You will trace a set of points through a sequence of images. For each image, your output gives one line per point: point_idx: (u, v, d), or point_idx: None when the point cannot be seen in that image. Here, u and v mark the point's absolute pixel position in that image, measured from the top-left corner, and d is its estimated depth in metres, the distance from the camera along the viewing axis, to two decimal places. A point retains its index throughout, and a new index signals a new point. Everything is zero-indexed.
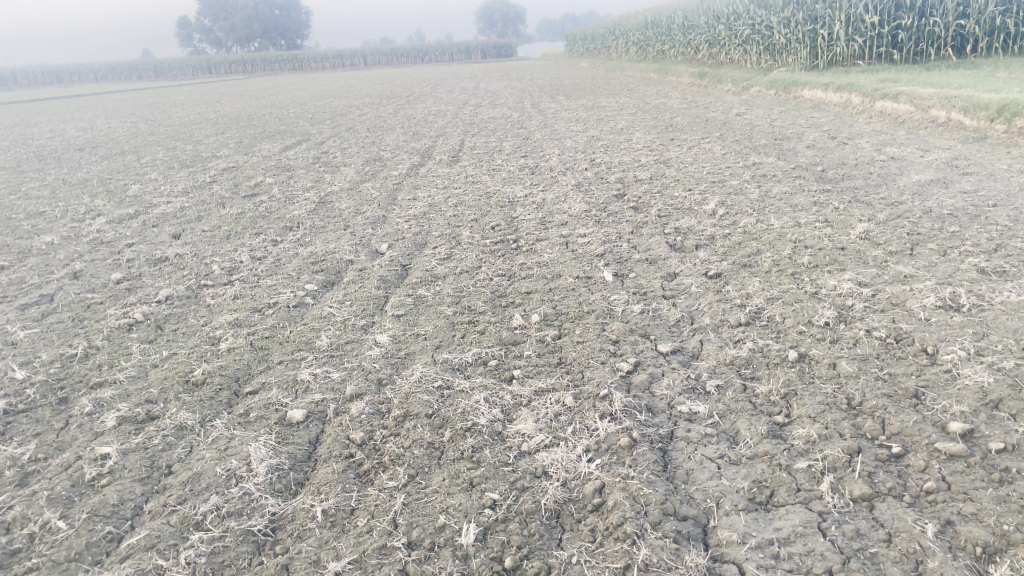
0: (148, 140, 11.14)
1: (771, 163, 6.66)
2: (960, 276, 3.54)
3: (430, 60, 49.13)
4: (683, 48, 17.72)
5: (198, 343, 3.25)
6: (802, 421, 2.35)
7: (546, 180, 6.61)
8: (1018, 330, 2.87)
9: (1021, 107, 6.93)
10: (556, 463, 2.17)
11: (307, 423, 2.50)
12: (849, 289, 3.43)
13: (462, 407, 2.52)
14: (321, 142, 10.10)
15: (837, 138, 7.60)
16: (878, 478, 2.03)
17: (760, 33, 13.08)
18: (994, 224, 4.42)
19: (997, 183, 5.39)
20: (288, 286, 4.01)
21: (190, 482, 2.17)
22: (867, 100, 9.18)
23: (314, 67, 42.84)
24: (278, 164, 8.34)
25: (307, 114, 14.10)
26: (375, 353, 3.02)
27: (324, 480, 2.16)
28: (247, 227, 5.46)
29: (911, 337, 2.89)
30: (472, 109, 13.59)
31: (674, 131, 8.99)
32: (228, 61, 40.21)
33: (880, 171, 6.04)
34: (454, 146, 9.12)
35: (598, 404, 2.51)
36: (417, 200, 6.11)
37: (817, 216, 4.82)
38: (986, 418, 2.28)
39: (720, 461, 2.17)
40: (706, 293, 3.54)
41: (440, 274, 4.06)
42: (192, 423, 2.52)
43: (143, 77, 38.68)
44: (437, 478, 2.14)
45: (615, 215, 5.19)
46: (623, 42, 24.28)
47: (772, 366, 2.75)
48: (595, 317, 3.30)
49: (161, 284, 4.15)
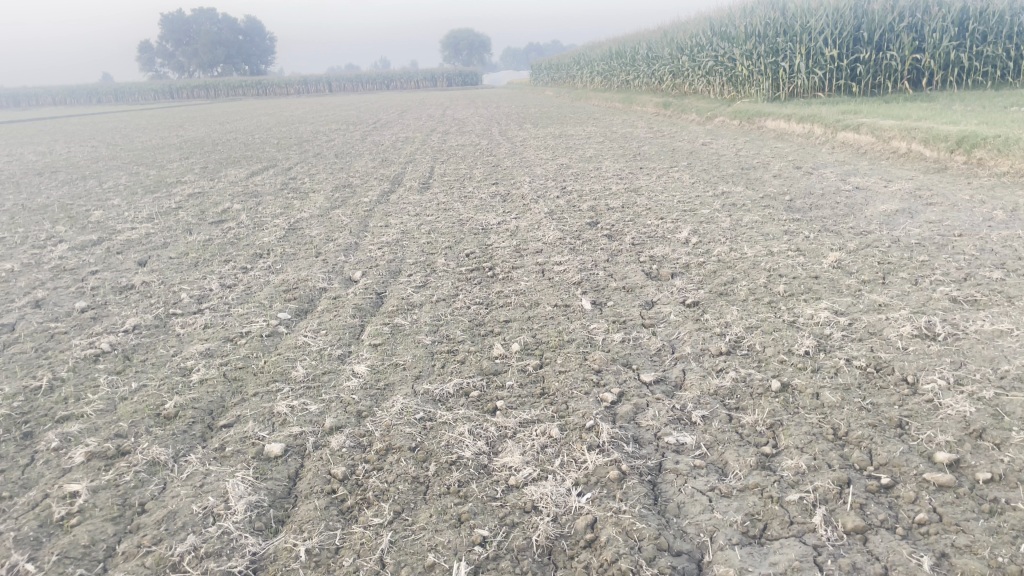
0: (110, 165, 10.94)
1: (740, 192, 6.73)
2: (933, 305, 3.59)
3: (396, 87, 49.25)
4: (648, 78, 17.97)
5: (169, 374, 3.16)
6: (790, 452, 2.34)
7: (518, 207, 6.61)
8: (994, 358, 2.91)
9: (980, 139, 7.12)
10: (546, 497, 2.13)
11: (286, 458, 2.42)
12: (826, 318, 3.46)
13: (446, 439, 2.47)
14: (288, 168, 10.01)
15: (803, 168, 7.72)
16: (870, 510, 2.02)
17: (723, 64, 13.31)
18: (962, 253, 4.50)
19: (961, 213, 5.51)
20: (260, 315, 3.93)
21: (164, 521, 2.09)
22: (829, 131, 9.36)
23: (279, 93, 42.64)
24: (245, 190, 8.23)
25: (272, 140, 13.98)
26: (354, 384, 2.95)
27: (306, 518, 2.09)
28: (215, 255, 5.36)
29: (891, 366, 2.91)
30: (440, 137, 13.60)
31: (642, 160, 9.07)
32: (191, 86, 39.86)
33: (846, 201, 6.15)
34: (424, 173, 9.09)
35: (585, 436, 2.47)
36: (389, 227, 6.06)
37: (788, 245, 4.87)
38: (971, 447, 2.29)
39: (711, 493, 2.14)
40: (685, 322, 3.54)
41: (417, 302, 4.01)
42: (165, 458, 2.43)
43: (103, 100, 38.16)
44: (424, 514, 2.08)
45: (589, 242, 5.19)
46: (588, 72, 24.55)
47: (756, 396, 2.74)
48: (576, 346, 3.27)
49: (128, 313, 4.04)
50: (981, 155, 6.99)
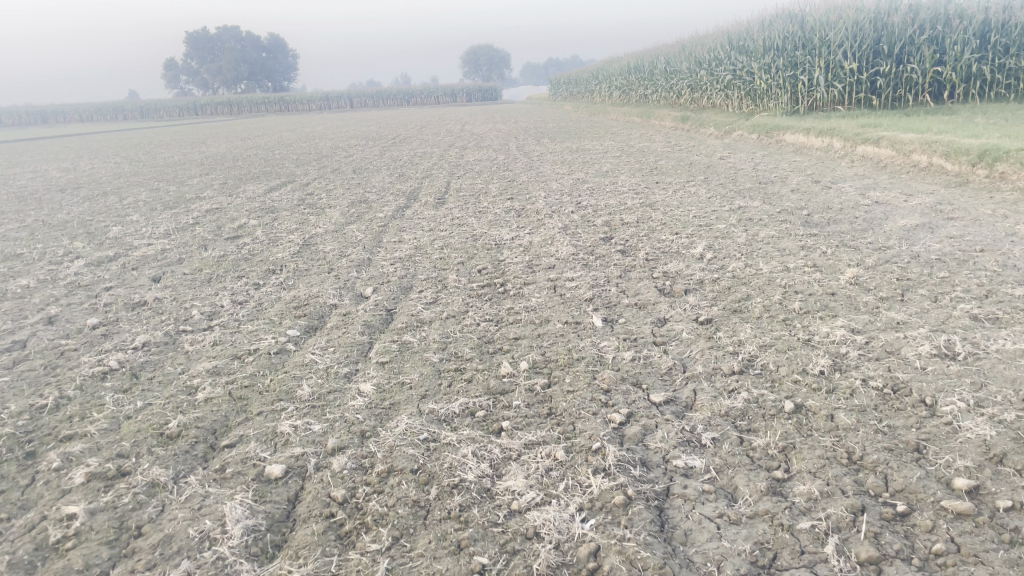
0: (130, 181, 11.04)
1: (757, 207, 6.65)
2: (953, 322, 3.50)
3: (416, 102, 49.54)
4: (666, 93, 17.91)
5: (174, 392, 3.14)
6: (802, 477, 2.27)
7: (533, 222, 6.57)
8: (1016, 379, 2.82)
9: (1003, 152, 6.99)
10: (548, 523, 2.07)
11: (286, 480, 2.39)
12: (843, 336, 3.38)
13: (448, 462, 2.42)
14: (306, 183, 10.04)
15: (822, 182, 7.63)
16: (884, 539, 1.95)
17: (741, 78, 13.24)
18: (983, 269, 4.40)
19: (983, 228, 5.40)
20: (269, 331, 3.91)
21: (160, 545, 2.05)
22: (849, 144, 9.25)
23: (300, 109, 43.01)
24: (262, 206, 8.26)
25: (291, 155, 14.06)
26: (359, 404, 2.91)
27: (302, 543, 2.05)
28: (229, 271, 5.36)
29: (908, 387, 2.83)
30: (457, 151, 13.63)
31: (659, 174, 9.02)
32: (213, 102, 40.31)
33: (865, 216, 6.05)
34: (440, 188, 9.08)
35: (591, 458, 2.41)
36: (403, 243, 6.05)
37: (805, 261, 4.79)
38: (991, 473, 2.21)
39: (719, 520, 2.08)
40: (698, 340, 3.47)
41: (426, 318, 3.98)
42: (165, 479, 2.40)
43: (127, 117, 38.68)
44: (423, 540, 2.03)
45: (603, 258, 5.14)
46: (607, 86, 24.53)
47: (768, 418, 2.67)
48: (586, 364, 3.22)
49: (138, 330, 4.04)
50: (1004, 169, 6.87)
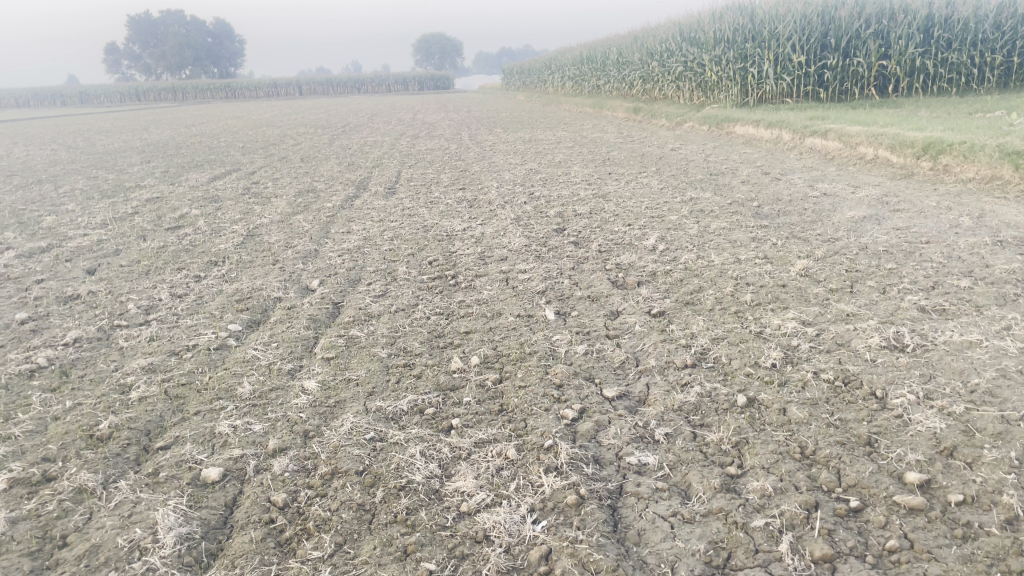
0: (67, 169, 10.64)
1: (708, 198, 6.66)
2: (901, 314, 3.53)
3: (367, 91, 48.88)
4: (618, 84, 17.93)
5: (107, 391, 2.99)
6: (756, 472, 2.24)
7: (484, 213, 6.48)
8: (964, 370, 2.84)
9: (946, 145, 7.12)
10: (498, 526, 2.00)
11: (223, 484, 2.27)
12: (794, 328, 3.37)
13: (396, 462, 2.33)
14: (251, 172, 9.79)
15: (771, 174, 7.68)
16: (838, 537, 1.92)
17: (692, 70, 13.26)
18: (929, 261, 4.45)
19: (928, 220, 5.48)
20: (209, 326, 3.76)
21: (86, 557, 1.93)
22: (797, 136, 9.35)
23: (247, 95, 42.01)
24: (205, 195, 8.01)
25: (237, 143, 13.71)
26: (303, 402, 2.80)
27: (239, 552, 1.94)
28: (168, 262, 5.17)
29: (859, 379, 2.83)
30: (408, 141, 13.44)
31: (611, 165, 9.00)
32: (156, 88, 39.21)
33: (814, 208, 6.10)
34: (391, 178, 8.91)
35: (543, 457, 2.35)
36: (352, 234, 5.91)
37: (756, 253, 4.79)
38: (941, 467, 2.21)
39: (673, 519, 2.03)
40: (651, 333, 3.43)
41: (375, 312, 3.87)
42: (93, 484, 2.26)
43: (66, 103, 37.40)
44: (368, 546, 1.94)
45: (555, 250, 5.08)
46: (559, 76, 24.47)
47: (721, 412, 2.63)
48: (537, 359, 3.15)
49: (70, 325, 3.86)
50: (947, 162, 6.99)
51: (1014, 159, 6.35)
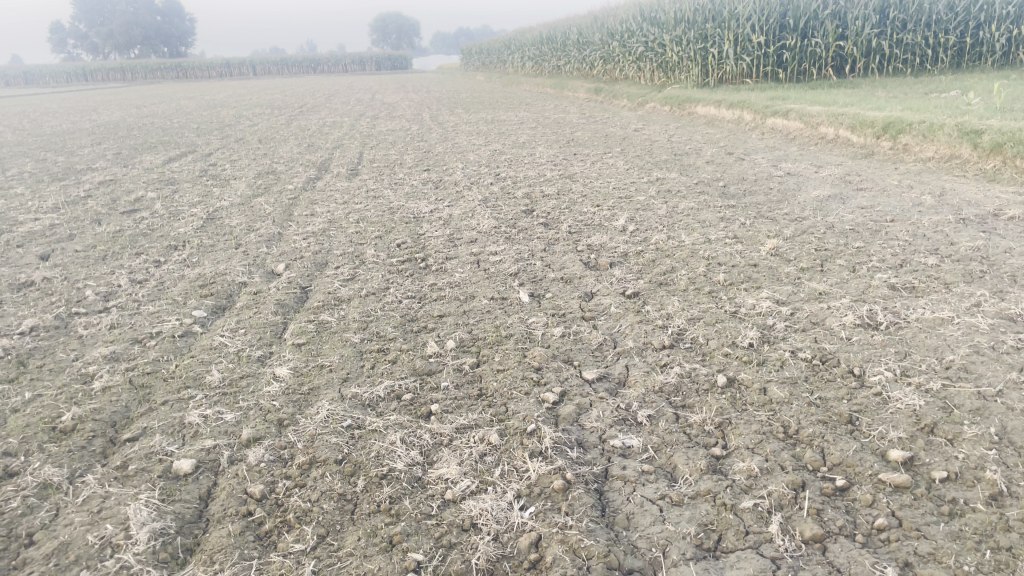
0: (14, 151, 10.27)
1: (674, 179, 6.66)
2: (873, 292, 3.55)
3: (323, 71, 48.05)
4: (578, 64, 17.84)
5: (68, 382, 2.87)
6: (741, 453, 2.23)
7: (451, 194, 6.40)
8: (938, 347, 2.87)
9: (906, 124, 7.20)
10: (485, 513, 1.96)
11: (196, 476, 2.19)
12: (769, 307, 3.37)
13: (376, 450, 2.27)
14: (208, 154, 9.55)
15: (735, 154, 7.71)
16: (827, 516, 1.92)
17: (653, 50, 13.20)
18: (895, 239, 4.50)
19: (891, 199, 5.54)
20: (173, 312, 3.65)
21: (55, 556, 1.84)
22: (759, 116, 9.39)
23: (199, 75, 40.99)
24: (161, 177, 7.80)
25: (192, 125, 13.36)
26: (276, 390, 2.72)
27: (217, 546, 1.87)
28: (126, 247, 5.00)
29: (836, 357, 2.83)
30: (368, 121, 13.23)
31: (576, 146, 8.96)
32: (105, 68, 38.11)
33: (779, 187, 6.14)
34: (353, 159, 8.76)
35: (526, 441, 2.31)
36: (316, 216, 5.80)
37: (725, 232, 4.80)
38: (923, 444, 2.22)
39: (661, 502, 2.01)
40: (626, 314, 3.41)
41: (345, 296, 3.78)
42: (59, 479, 2.17)
43: (10, 83, 36.18)
44: (352, 538, 1.88)
45: (525, 231, 5.02)
46: (519, 57, 24.30)
47: (702, 393, 2.62)
48: (514, 342, 3.10)
49: (26, 313, 3.70)
50: (907, 141, 7.07)
51: (972, 138, 6.46)
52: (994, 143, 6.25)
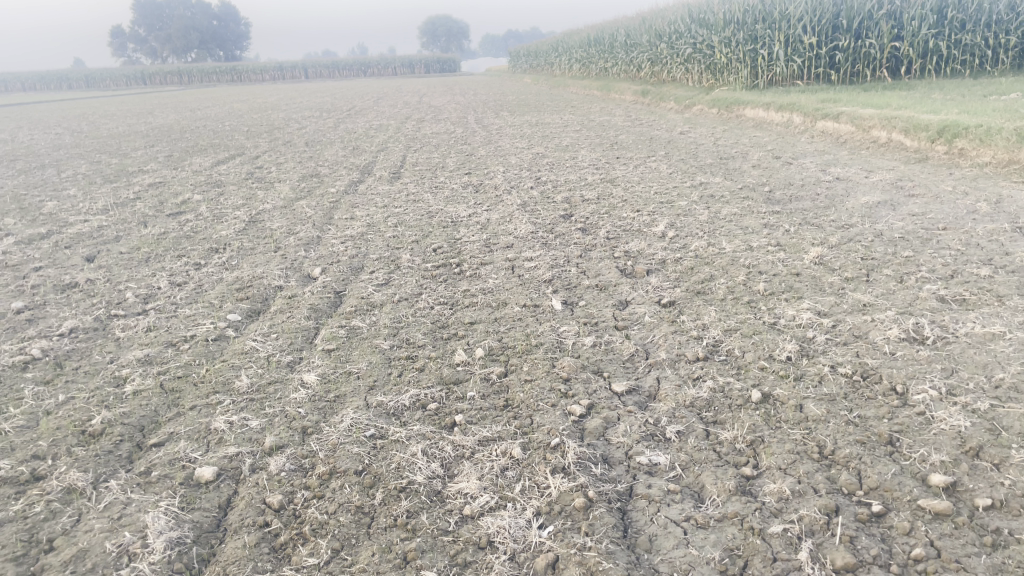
0: (71, 153, 10.55)
1: (718, 183, 6.54)
2: (920, 304, 3.41)
3: (373, 74, 48.51)
4: (626, 66, 17.68)
5: (101, 385, 2.91)
6: (772, 474, 2.14)
7: (490, 198, 6.38)
8: (988, 364, 2.73)
9: (962, 128, 6.96)
10: (503, 531, 1.91)
11: (217, 484, 2.19)
12: (809, 319, 3.26)
13: (397, 462, 2.24)
14: (255, 156, 9.69)
15: (782, 158, 7.55)
16: (861, 544, 1.82)
17: (701, 52, 13.00)
18: (947, 248, 4.33)
19: (944, 205, 5.35)
20: (208, 316, 3.68)
21: (72, 563, 1.85)
22: (809, 119, 9.18)
23: (253, 78, 41.77)
24: (208, 180, 7.92)
25: (242, 127, 13.58)
26: (302, 397, 2.71)
27: (232, 558, 1.86)
28: (169, 249, 5.08)
29: (879, 374, 2.72)
30: (414, 124, 13.30)
31: (620, 149, 8.86)
32: (162, 71, 38.99)
33: (826, 192, 5.98)
34: (396, 162, 8.80)
35: (550, 456, 2.25)
36: (355, 219, 5.82)
37: (768, 239, 4.68)
38: (968, 468, 2.10)
39: (686, 525, 1.94)
40: (661, 324, 3.33)
41: (377, 302, 3.77)
42: (83, 484, 2.18)
43: (72, 86, 37.37)
44: (366, 552, 1.85)
45: (563, 237, 4.97)
46: (566, 59, 24.20)
47: (735, 408, 2.53)
48: (544, 351, 3.05)
49: (67, 314, 3.77)
50: (963, 145, 6.83)
51: None
52: None
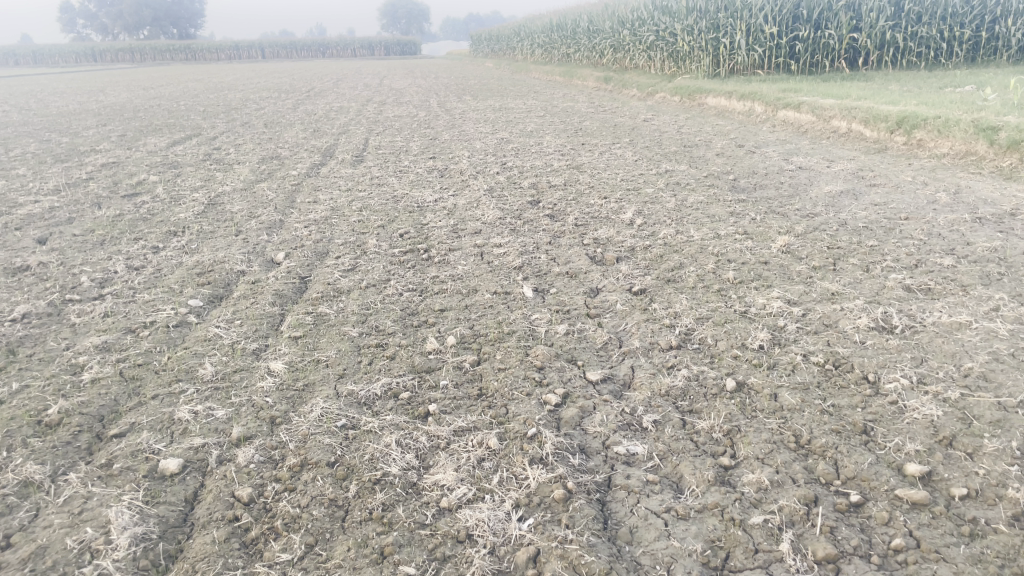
0: (18, 131, 10.19)
1: (683, 171, 6.54)
2: (887, 293, 3.44)
3: (332, 56, 47.74)
4: (588, 52, 17.64)
5: (56, 372, 2.79)
6: (750, 464, 2.13)
7: (456, 183, 6.30)
8: (956, 353, 2.76)
9: (920, 119, 7.06)
10: (482, 524, 1.87)
11: (183, 476, 2.11)
12: (780, 308, 3.27)
13: (370, 453, 2.18)
14: (213, 137, 9.46)
15: (745, 147, 7.60)
16: (841, 535, 1.82)
17: (663, 39, 12.99)
18: (910, 237, 4.39)
19: (905, 195, 5.42)
20: (168, 301, 3.56)
21: (31, 560, 1.76)
22: (770, 108, 9.24)
23: (209, 57, 40.81)
24: (164, 161, 7.69)
25: (198, 107, 13.24)
26: (269, 386, 2.63)
27: (200, 554, 1.79)
28: (125, 232, 4.92)
29: (850, 362, 2.73)
30: (375, 107, 13.09)
31: (585, 136, 8.83)
32: (114, 48, 37.84)
33: (790, 181, 6.02)
34: (358, 145, 8.65)
35: (527, 446, 2.22)
36: (319, 203, 5.71)
37: (735, 228, 4.69)
38: (942, 457, 2.12)
39: (667, 516, 1.92)
40: (633, 311, 3.31)
41: (344, 288, 3.69)
42: (41, 477, 2.08)
43: (20, 62, 36.08)
44: (341, 547, 1.80)
45: (530, 223, 4.92)
46: (528, 43, 24.07)
47: (711, 397, 2.52)
48: (517, 339, 3.01)
49: (19, 299, 3.63)
50: (921, 136, 6.94)
51: (989, 134, 6.33)
52: (1011, 141, 6.12)
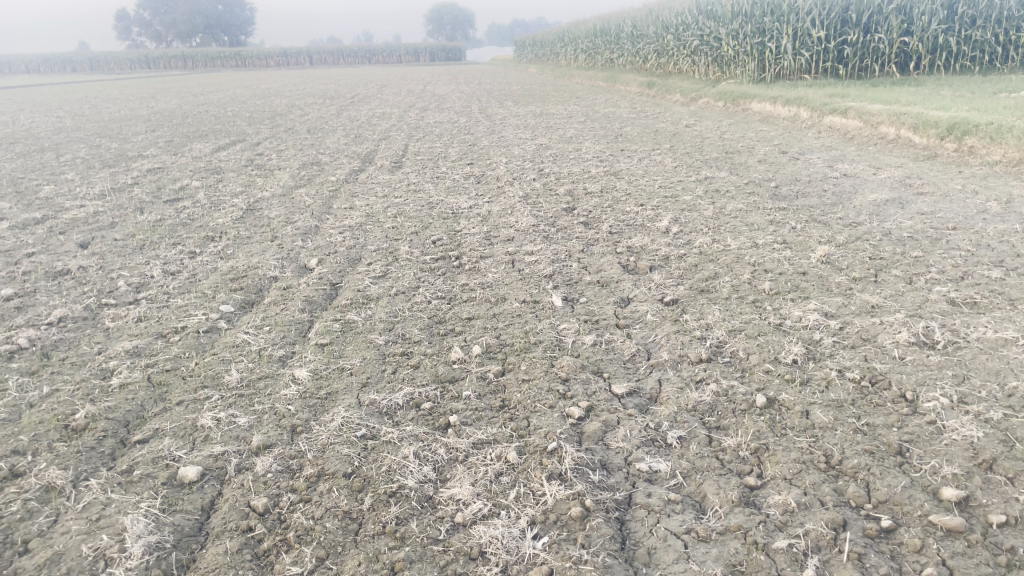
0: (70, 137, 10.45)
1: (723, 178, 6.43)
2: (930, 307, 3.32)
3: (378, 62, 48.23)
4: (632, 57, 17.52)
5: (87, 377, 2.83)
6: (776, 484, 2.06)
7: (492, 190, 6.28)
8: (1000, 371, 2.64)
9: (972, 125, 6.84)
10: (495, 541, 1.83)
11: (201, 484, 2.11)
12: (816, 320, 3.17)
13: (387, 464, 2.16)
14: (256, 143, 9.59)
15: (788, 153, 7.45)
16: (870, 562, 1.74)
17: (708, 44, 12.83)
18: (957, 248, 4.23)
19: (954, 204, 5.25)
20: (200, 306, 3.60)
21: (46, 566, 1.77)
22: (816, 114, 9.05)
23: (258, 65, 41.54)
24: (207, 166, 7.82)
25: (244, 113, 13.46)
26: (292, 394, 2.63)
27: (211, 566, 1.78)
28: (164, 237, 4.99)
29: (887, 379, 2.63)
30: (417, 113, 13.14)
31: (624, 142, 8.74)
32: (167, 55, 38.73)
33: (834, 189, 5.87)
34: (398, 151, 8.69)
35: (546, 461, 2.17)
36: (355, 209, 5.73)
37: (774, 237, 4.58)
38: (981, 482, 2.02)
39: (687, 538, 1.86)
40: (663, 323, 3.24)
41: (373, 295, 3.69)
42: (62, 483, 2.10)
43: (78, 69, 37.13)
44: (352, 562, 1.78)
45: (564, 230, 4.87)
46: (571, 49, 24.01)
47: (739, 413, 2.45)
48: (543, 349, 2.97)
49: (57, 302, 3.70)
50: (972, 143, 6.72)
51: None
52: None
